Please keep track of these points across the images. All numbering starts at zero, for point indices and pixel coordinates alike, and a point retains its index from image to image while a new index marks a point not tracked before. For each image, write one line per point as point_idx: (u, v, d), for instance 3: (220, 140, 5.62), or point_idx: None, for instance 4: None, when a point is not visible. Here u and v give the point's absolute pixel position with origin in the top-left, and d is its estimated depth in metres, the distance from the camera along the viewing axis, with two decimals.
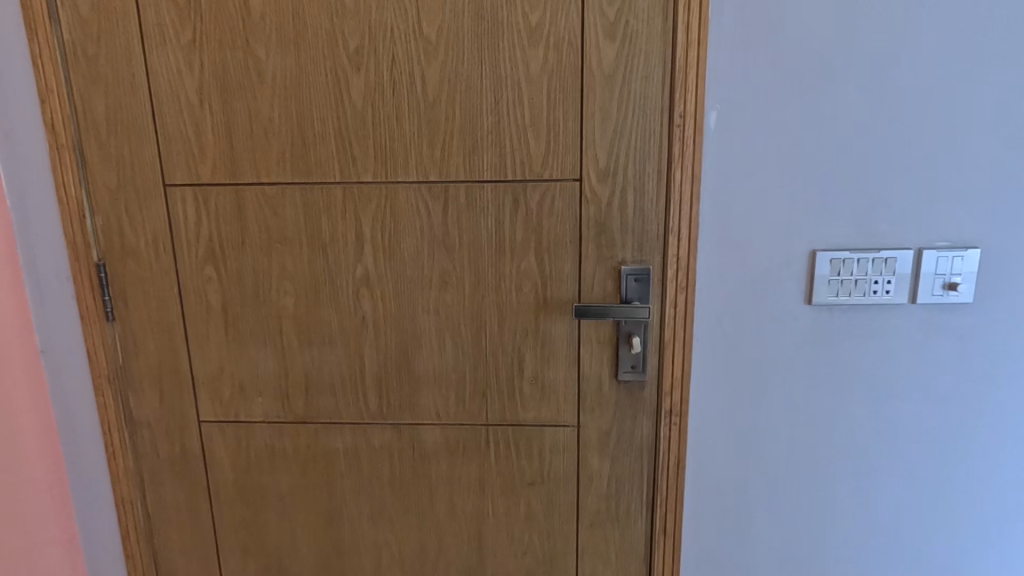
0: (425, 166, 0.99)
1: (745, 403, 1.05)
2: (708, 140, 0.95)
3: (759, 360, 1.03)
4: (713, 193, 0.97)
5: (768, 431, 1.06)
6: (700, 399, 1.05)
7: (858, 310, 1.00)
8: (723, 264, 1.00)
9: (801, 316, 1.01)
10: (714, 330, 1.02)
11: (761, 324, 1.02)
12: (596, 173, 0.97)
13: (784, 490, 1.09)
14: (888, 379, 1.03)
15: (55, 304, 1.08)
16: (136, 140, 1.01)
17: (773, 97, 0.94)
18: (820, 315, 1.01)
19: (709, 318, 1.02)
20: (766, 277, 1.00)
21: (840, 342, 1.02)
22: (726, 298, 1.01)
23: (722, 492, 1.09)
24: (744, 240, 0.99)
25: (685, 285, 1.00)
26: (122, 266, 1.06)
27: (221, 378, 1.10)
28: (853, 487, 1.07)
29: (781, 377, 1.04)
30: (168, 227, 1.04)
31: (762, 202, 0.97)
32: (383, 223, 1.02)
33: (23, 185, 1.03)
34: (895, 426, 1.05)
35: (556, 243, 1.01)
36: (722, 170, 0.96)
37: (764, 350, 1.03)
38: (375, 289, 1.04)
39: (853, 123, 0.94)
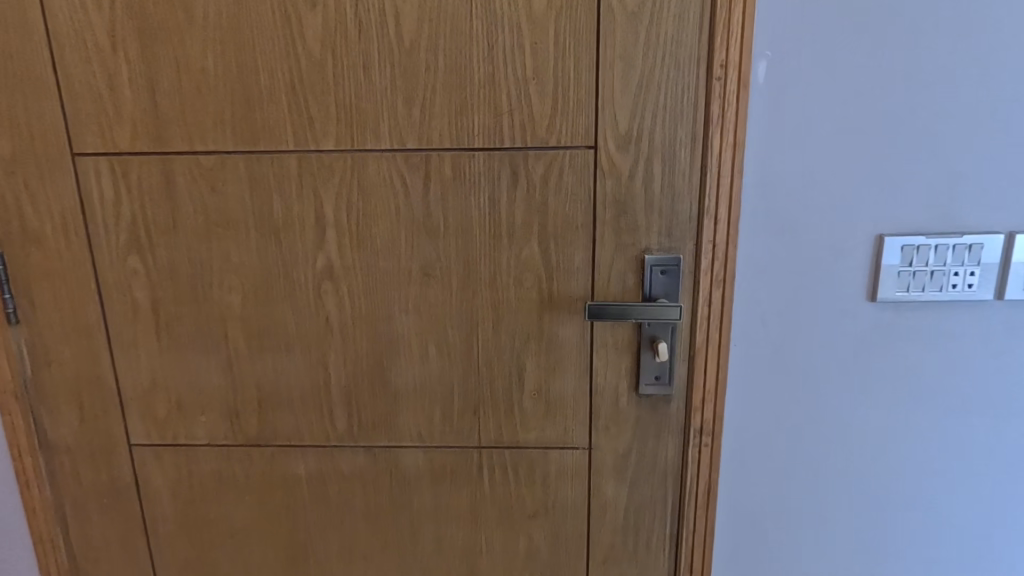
0: (401, 131, 0.79)
1: (790, 420, 0.88)
2: (755, 98, 0.77)
3: (808, 367, 0.86)
4: (758, 164, 0.79)
5: (815, 452, 0.89)
6: (737, 414, 0.88)
7: (931, 308, 0.83)
8: (768, 252, 0.82)
9: (861, 315, 0.84)
10: (755, 332, 0.85)
11: (811, 326, 0.84)
12: (616, 140, 0.78)
13: (832, 520, 0.92)
14: (961, 392, 0.86)
15: None
16: (34, 97, 0.80)
17: (836, 43, 0.75)
18: (884, 315, 0.83)
19: (750, 318, 0.84)
20: (820, 269, 0.82)
21: (906, 346, 0.85)
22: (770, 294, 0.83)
23: (759, 521, 0.92)
24: (795, 223, 0.80)
25: (722, 279, 0.81)
26: (24, 256, 0.86)
27: (154, 394, 0.90)
28: (913, 515, 0.91)
29: (834, 389, 0.87)
30: (80, 207, 0.83)
31: (818, 176, 0.79)
32: (350, 203, 0.82)
33: None
34: (966, 447, 0.88)
35: (564, 226, 0.81)
36: (770, 136, 0.78)
37: (814, 357, 0.86)
38: (342, 284, 0.85)
39: (935, 76, 0.76)
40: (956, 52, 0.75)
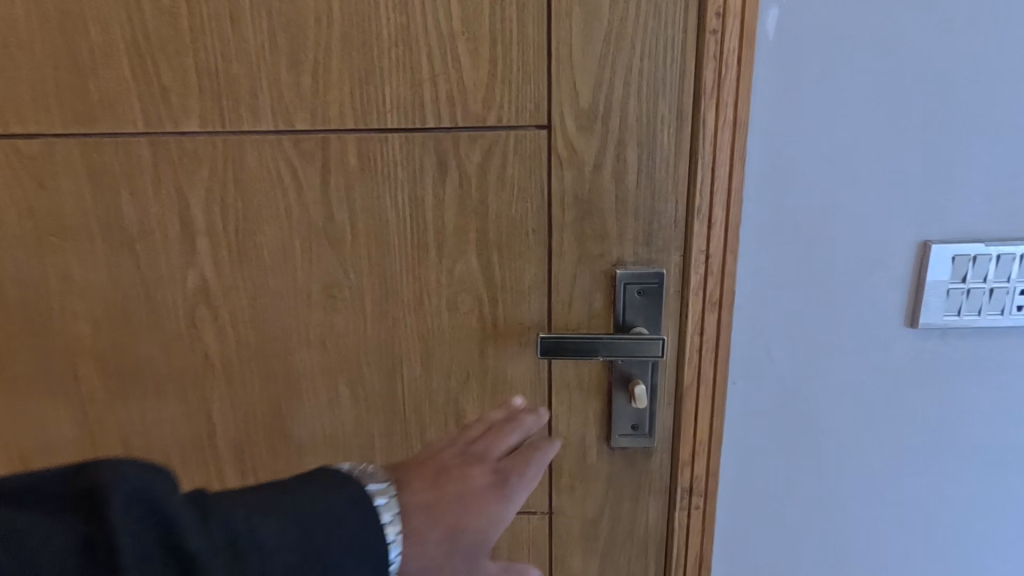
0: (287, 107, 0.58)
1: (800, 473, 0.70)
2: (762, 61, 0.57)
3: (826, 409, 0.68)
4: (765, 150, 0.59)
5: (831, 512, 0.71)
6: (735, 468, 0.70)
7: (979, 335, 0.65)
8: (777, 265, 0.63)
9: (893, 343, 0.65)
10: (759, 367, 0.66)
11: (831, 357, 0.66)
12: (577, 117, 0.58)
13: None
14: (1014, 437, 0.68)
15: None
16: None
17: None
18: (922, 342, 0.65)
19: (754, 349, 0.65)
20: (843, 286, 0.63)
21: (947, 381, 0.67)
22: (779, 317, 0.64)
23: None
24: (813, 227, 0.61)
25: (718, 301, 0.62)
26: None
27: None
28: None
29: (857, 435, 0.69)
30: None
31: (844, 165, 0.60)
32: (224, 203, 0.61)
33: None
34: (1015, 503, 0.71)
35: (509, 233, 0.62)
36: (782, 112, 0.58)
37: (833, 396, 0.67)
38: (222, 310, 0.65)
39: (1003, 30, 0.56)
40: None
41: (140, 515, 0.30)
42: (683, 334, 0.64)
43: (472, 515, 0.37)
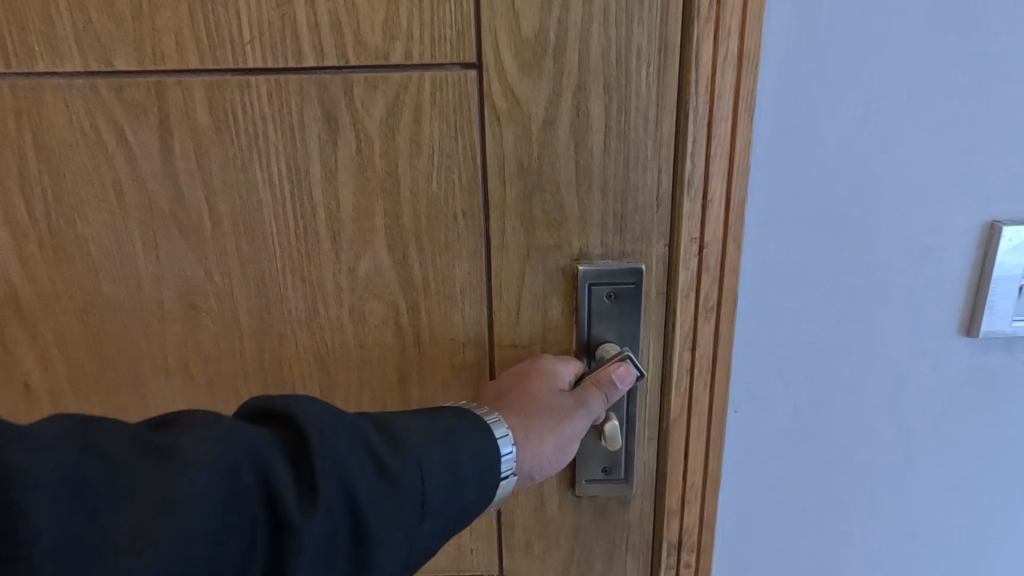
0: (99, 36, 0.40)
1: (819, 517, 0.55)
2: None
3: (855, 442, 0.52)
4: (784, 99, 0.43)
5: (856, 563, 0.57)
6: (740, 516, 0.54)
7: None
8: (797, 257, 0.47)
9: (944, 357, 0.50)
10: (771, 390, 0.50)
11: (861, 375, 0.50)
12: (519, 51, 0.41)
13: None
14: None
15: None
16: None
17: None
18: (982, 355, 0.50)
19: (765, 367, 0.50)
20: (879, 282, 0.48)
21: (1013, 404, 0.51)
22: (795, 323, 0.49)
23: None
24: (842, 201, 0.45)
25: (716, 305, 0.46)
26: None
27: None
28: None
29: (895, 471, 0.53)
30: None
31: (888, 115, 0.44)
32: (25, 179, 0.43)
33: None
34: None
35: (430, 217, 0.45)
36: (807, 44, 0.42)
37: (863, 423, 0.52)
38: (39, 328, 0.47)
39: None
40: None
41: (237, 454, 0.29)
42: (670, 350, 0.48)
43: (538, 384, 0.43)
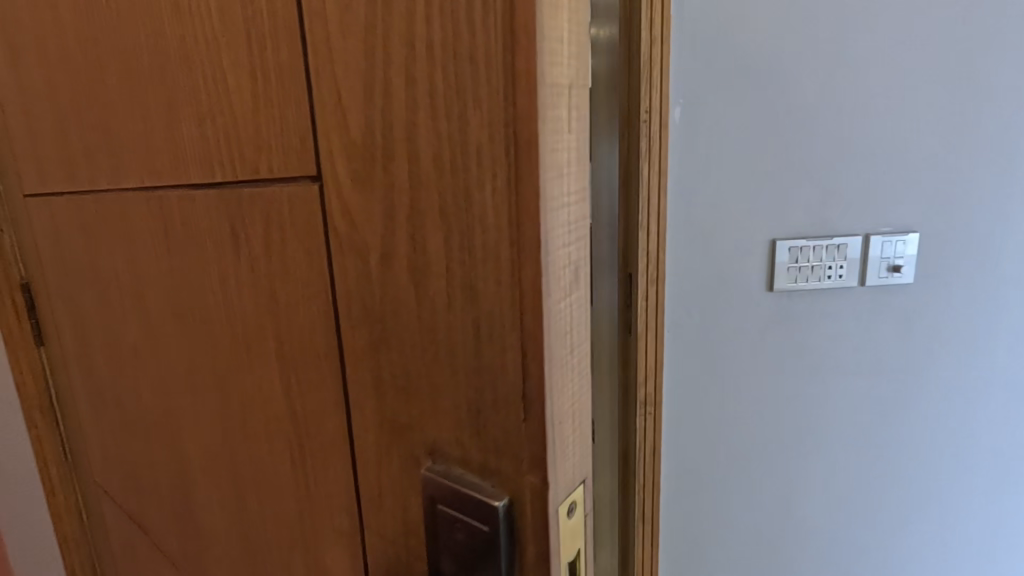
0: (139, 162, 0.50)
1: (723, 383, 1.06)
2: (673, 133, 0.95)
3: (727, 346, 1.04)
4: (678, 181, 0.97)
5: (734, 419, 1.08)
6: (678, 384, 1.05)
7: (819, 296, 1.03)
8: (687, 254, 1.00)
9: (765, 303, 1.02)
10: (684, 316, 1.02)
11: (726, 308, 1.03)
12: (346, 159, 0.30)
13: (756, 478, 1.11)
14: (867, 367, 1.07)
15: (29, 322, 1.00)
16: None
17: (730, 82, 0.94)
18: (783, 301, 1.03)
19: (683, 306, 1.02)
20: (735, 257, 1.00)
21: (805, 327, 1.04)
22: (686, 281, 1.01)
23: (696, 474, 1.10)
24: (701, 220, 0.99)
25: (657, 276, 0.97)
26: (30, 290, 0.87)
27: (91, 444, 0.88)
28: (819, 470, 1.12)
29: (751, 367, 1.06)
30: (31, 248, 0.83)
31: (720, 180, 0.98)
32: (131, 263, 0.57)
33: None
34: (893, 417, 1.10)
35: (300, 350, 0.37)
36: (685, 158, 0.96)
37: (743, 336, 1.04)
38: (145, 369, 0.62)
39: (808, 109, 0.96)
40: (846, 91, 0.96)
41: None
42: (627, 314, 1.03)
43: None
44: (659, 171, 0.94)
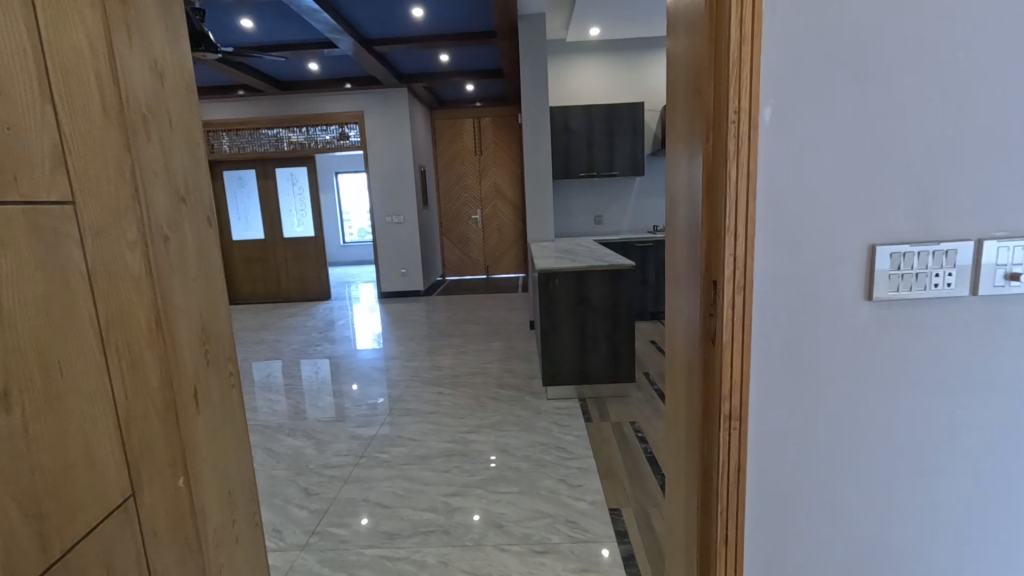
0: None
1: (814, 405, 0.95)
2: (763, 136, 0.86)
3: (818, 363, 0.94)
4: (767, 185, 0.88)
5: (826, 446, 0.96)
6: (764, 407, 0.95)
7: (922, 307, 0.92)
8: (776, 264, 0.90)
9: (862, 315, 0.92)
10: (772, 330, 0.92)
11: (820, 320, 0.92)
12: None
13: (852, 513, 0.98)
14: (980, 388, 0.94)
15: (188, 324, 1.06)
16: (90, 158, 0.82)
17: (825, 76, 0.86)
18: (880, 313, 0.92)
19: (770, 318, 0.92)
20: (828, 266, 0.91)
21: (904, 340, 0.93)
22: (772, 293, 0.91)
23: (784, 506, 0.98)
24: (792, 226, 0.89)
25: (743, 285, 0.90)
26: (135, 296, 0.90)
27: (125, 456, 0.86)
28: (923, 505, 0.98)
29: (846, 386, 0.95)
30: (94, 260, 0.82)
31: (814, 182, 0.88)
32: None
33: (177, 215, 1.04)
34: (1010, 443, 0.96)
35: None
36: (776, 159, 0.87)
37: (836, 352, 0.93)
38: None
39: (916, 102, 0.87)
40: (950, 84, 0.86)
41: None
42: (708, 327, 0.95)
43: None
44: (747, 175, 0.86)
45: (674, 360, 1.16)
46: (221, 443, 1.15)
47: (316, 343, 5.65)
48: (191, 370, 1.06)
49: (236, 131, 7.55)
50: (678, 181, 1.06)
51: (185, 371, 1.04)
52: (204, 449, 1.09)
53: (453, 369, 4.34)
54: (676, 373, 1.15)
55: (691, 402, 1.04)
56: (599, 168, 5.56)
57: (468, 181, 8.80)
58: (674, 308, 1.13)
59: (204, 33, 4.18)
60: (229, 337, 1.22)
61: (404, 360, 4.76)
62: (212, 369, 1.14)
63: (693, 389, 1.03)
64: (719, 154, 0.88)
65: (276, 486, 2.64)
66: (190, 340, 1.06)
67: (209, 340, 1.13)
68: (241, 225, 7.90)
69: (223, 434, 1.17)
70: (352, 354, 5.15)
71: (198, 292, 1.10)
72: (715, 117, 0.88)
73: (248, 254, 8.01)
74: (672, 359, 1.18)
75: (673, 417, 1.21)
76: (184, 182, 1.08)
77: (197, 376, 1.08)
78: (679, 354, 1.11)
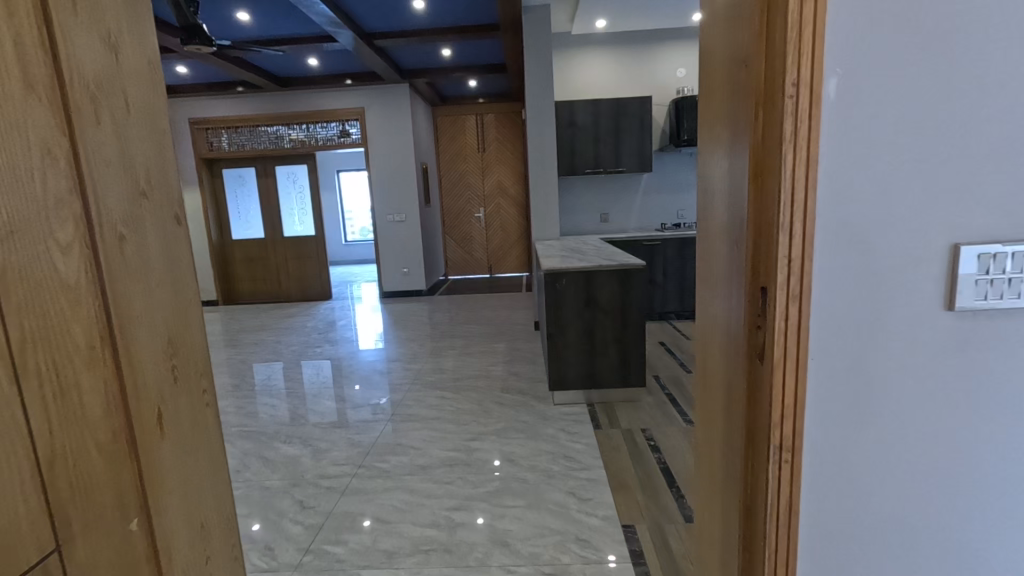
0: None
1: (881, 434, 0.80)
2: (827, 114, 0.72)
3: (889, 384, 0.79)
4: (830, 173, 0.73)
5: (896, 483, 0.81)
6: (821, 436, 0.80)
7: (1013, 317, 0.78)
8: (840, 267, 0.76)
9: (941, 327, 0.77)
10: (833, 346, 0.78)
11: (891, 334, 0.77)
12: None
13: (924, 559, 0.83)
14: None
15: (150, 336, 0.92)
16: (4, 141, 0.68)
17: (904, 40, 0.70)
18: (964, 325, 0.77)
19: (831, 332, 0.77)
20: (903, 269, 0.76)
21: (991, 357, 0.78)
22: (834, 302, 0.77)
23: (843, 550, 0.83)
24: (860, 223, 0.74)
25: (800, 293, 0.75)
26: (67, 308, 0.75)
27: (44, 501, 0.71)
28: (1010, 549, 0.83)
29: (920, 412, 0.80)
30: (12, 265, 0.68)
31: (888, 169, 0.73)
32: None
33: (135, 210, 0.90)
34: None
35: None
36: (842, 142, 0.72)
37: (909, 371, 0.79)
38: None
39: (1016, 72, 0.71)
40: None
41: None
42: (755, 340, 0.81)
43: None
44: (807, 162, 0.72)
45: (708, 373, 1.02)
46: (193, 468, 1.02)
47: (316, 344, 5.53)
48: (154, 389, 0.92)
49: (236, 129, 7.42)
50: (716, 169, 0.92)
51: (145, 390, 0.90)
52: (171, 478, 0.96)
53: (456, 371, 4.20)
54: (710, 388, 1.01)
55: (730, 425, 0.90)
56: (605, 165, 5.41)
57: (471, 178, 8.66)
58: (709, 315, 0.99)
59: (199, 26, 4.06)
60: (204, 348, 1.08)
61: (406, 362, 4.63)
62: (183, 384, 1.01)
63: (733, 411, 0.89)
64: (771, 137, 0.73)
65: (270, 498, 2.51)
66: (152, 355, 0.92)
67: (179, 354, 1.00)
68: (241, 224, 7.78)
69: (197, 457, 1.03)
70: (354, 356, 5.02)
71: (164, 298, 0.96)
72: (768, 92, 0.73)
73: (249, 253, 7.90)
74: (706, 371, 1.04)
75: (706, 437, 1.07)
76: (146, 173, 0.94)
77: (162, 396, 0.94)
78: (715, 368, 0.97)
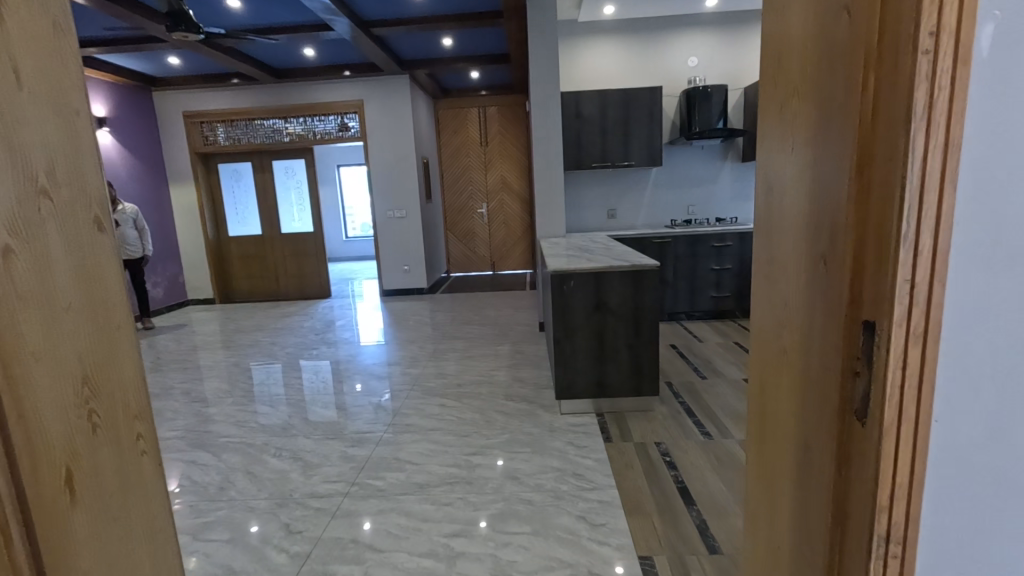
0: None
1: None
2: (976, 79, 0.50)
3: None
4: (977, 165, 0.51)
5: None
6: (945, 528, 0.58)
7: None
8: (985, 298, 0.53)
9: None
10: (969, 406, 0.56)
11: None
12: None
13: None
14: None
15: (51, 375, 0.71)
16: None
17: None
18: None
19: (967, 386, 0.55)
20: None
21: None
22: (974, 345, 0.54)
23: None
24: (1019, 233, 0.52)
25: (924, 334, 0.54)
26: None
27: None
28: None
29: None
30: None
31: None
32: None
33: (28, 214, 0.70)
34: None
35: None
36: (997, 119, 0.50)
37: None
38: None
39: None
40: None
41: None
42: (850, 392, 0.60)
43: None
44: (947, 147, 0.50)
45: (769, 419, 0.81)
46: (118, 538, 0.81)
47: (312, 346, 5.33)
48: (55, 443, 0.71)
49: (231, 122, 7.21)
50: (790, 159, 0.71)
51: (40, 447, 0.69)
52: (85, 553, 0.75)
53: (458, 377, 4.00)
54: (772, 438, 0.80)
55: (805, 495, 0.69)
56: (613, 159, 5.18)
57: (474, 173, 8.43)
58: (774, 346, 0.78)
59: (185, 12, 3.85)
60: (138, 383, 0.88)
61: (406, 365, 4.44)
62: (105, 431, 0.81)
63: (811, 476, 0.68)
64: (888, 112, 0.51)
65: (253, 521, 2.31)
66: (54, 399, 0.72)
67: (98, 393, 0.79)
68: (237, 221, 7.58)
69: (122, 523, 0.82)
70: (351, 358, 4.83)
71: (78, 324, 0.76)
72: (885, 48, 0.51)
73: (246, 250, 7.71)
74: (766, 415, 0.83)
75: (764, 495, 0.86)
76: (49, 165, 0.74)
77: (70, 450, 0.74)
78: (782, 416, 0.76)
